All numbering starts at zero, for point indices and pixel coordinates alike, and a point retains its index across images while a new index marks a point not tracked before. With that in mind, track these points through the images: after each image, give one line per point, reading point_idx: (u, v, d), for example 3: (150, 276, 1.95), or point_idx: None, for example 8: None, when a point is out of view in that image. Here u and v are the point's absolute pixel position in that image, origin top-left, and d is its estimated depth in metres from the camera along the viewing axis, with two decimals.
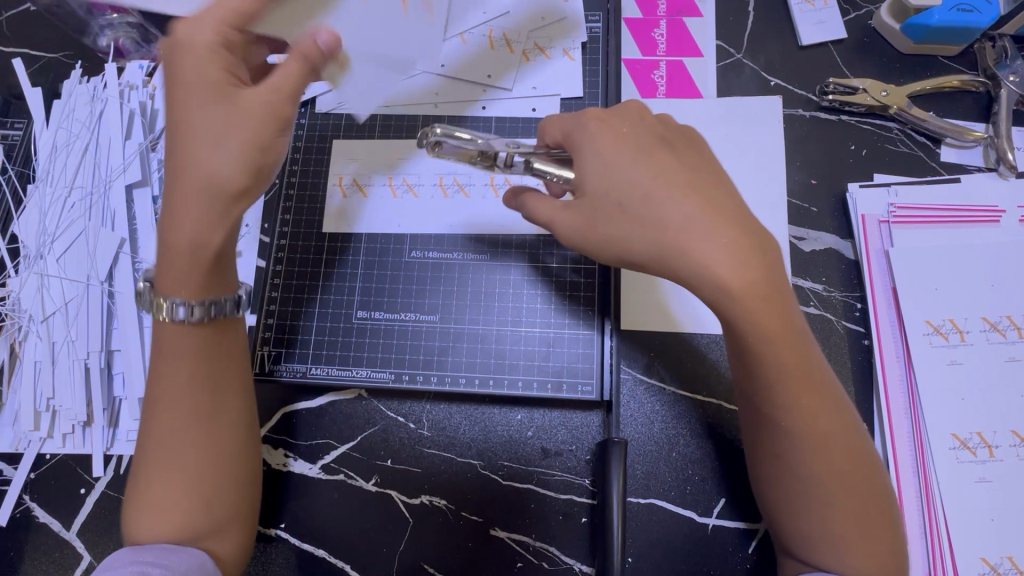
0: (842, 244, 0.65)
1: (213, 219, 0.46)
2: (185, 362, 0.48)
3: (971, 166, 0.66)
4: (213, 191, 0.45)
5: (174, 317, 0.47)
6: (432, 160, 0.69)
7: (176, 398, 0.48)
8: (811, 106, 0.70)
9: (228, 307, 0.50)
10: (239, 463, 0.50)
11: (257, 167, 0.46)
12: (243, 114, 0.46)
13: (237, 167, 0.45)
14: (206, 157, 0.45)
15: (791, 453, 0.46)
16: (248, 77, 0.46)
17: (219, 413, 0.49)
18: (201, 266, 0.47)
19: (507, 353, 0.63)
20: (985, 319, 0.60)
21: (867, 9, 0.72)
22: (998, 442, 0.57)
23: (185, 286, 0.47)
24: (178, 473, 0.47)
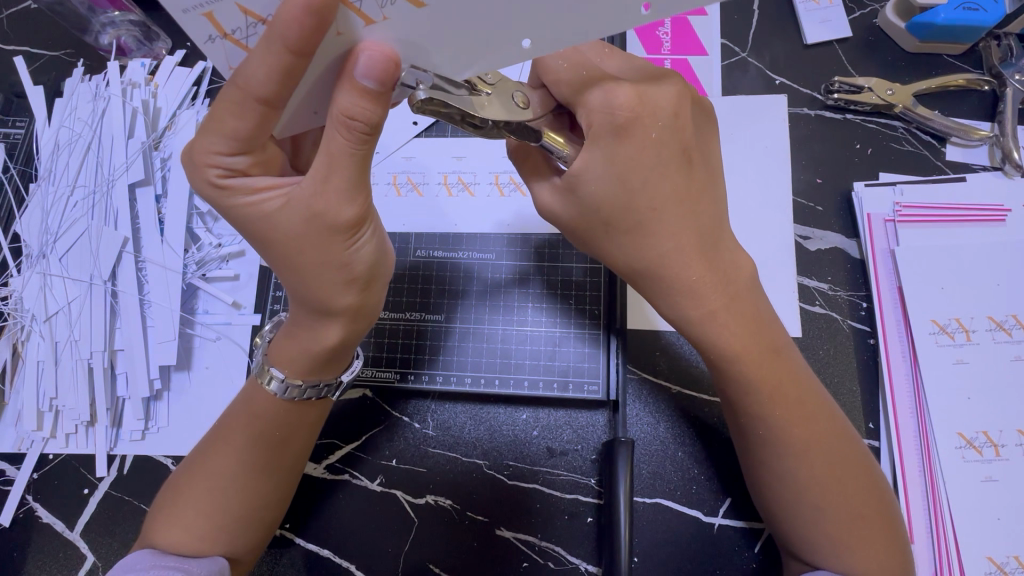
0: (847, 243, 0.65)
1: (320, 321, 0.47)
2: (247, 408, 0.51)
3: (976, 165, 0.66)
4: (324, 311, 0.46)
5: (272, 390, 0.50)
6: (435, 159, 0.70)
7: (233, 430, 0.51)
8: (816, 105, 0.69)
9: (327, 385, 0.52)
10: (269, 505, 0.52)
11: (364, 276, 0.44)
12: (321, 232, 0.41)
13: (335, 288, 0.44)
14: (317, 284, 0.43)
15: (780, 464, 0.49)
16: (335, 183, 0.39)
17: (267, 463, 0.51)
18: (314, 360, 0.49)
19: (513, 353, 0.63)
20: (991, 319, 0.60)
21: (872, 7, 0.72)
22: (1005, 441, 0.57)
23: (294, 368, 0.49)
24: (213, 498, 0.49)
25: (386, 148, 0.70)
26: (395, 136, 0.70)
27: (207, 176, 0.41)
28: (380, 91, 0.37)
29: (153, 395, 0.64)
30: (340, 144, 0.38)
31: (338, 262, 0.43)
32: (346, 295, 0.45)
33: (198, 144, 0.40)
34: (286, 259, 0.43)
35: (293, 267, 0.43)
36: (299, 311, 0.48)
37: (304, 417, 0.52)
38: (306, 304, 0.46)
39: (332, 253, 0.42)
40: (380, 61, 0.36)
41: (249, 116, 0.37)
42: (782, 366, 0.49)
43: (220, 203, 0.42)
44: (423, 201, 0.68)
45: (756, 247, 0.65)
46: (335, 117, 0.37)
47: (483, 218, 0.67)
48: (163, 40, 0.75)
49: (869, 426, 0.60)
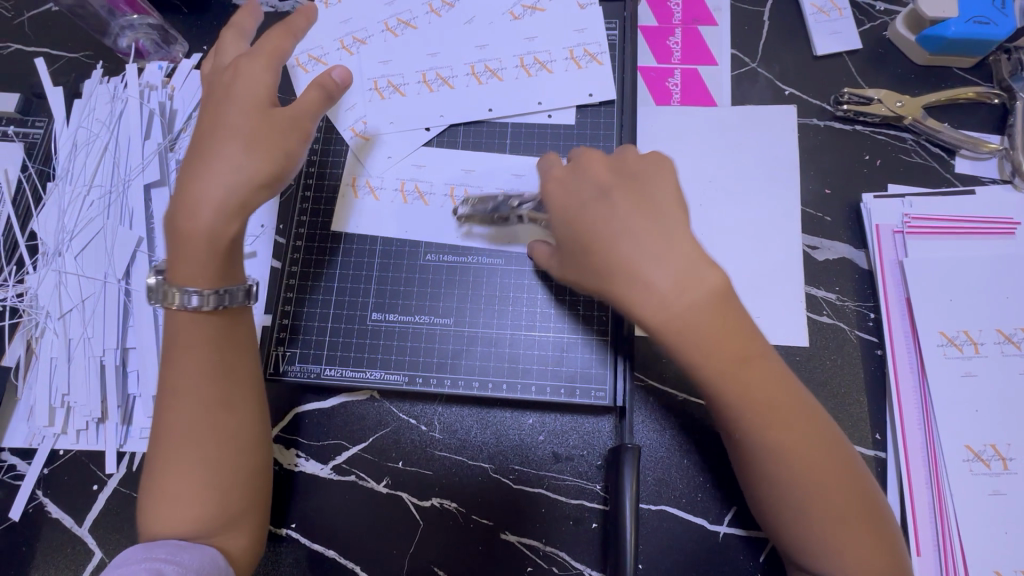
0: (855, 253, 0.65)
1: (213, 198, 0.49)
2: (184, 343, 0.51)
3: (985, 178, 0.66)
4: (222, 184, 0.50)
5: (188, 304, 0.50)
6: (443, 161, 0.70)
7: (180, 381, 0.50)
8: (826, 116, 0.70)
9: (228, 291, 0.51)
10: (248, 452, 0.52)
11: (272, 171, 0.51)
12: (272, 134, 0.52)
13: (242, 163, 0.50)
14: (228, 154, 0.50)
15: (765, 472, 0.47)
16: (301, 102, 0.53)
17: (227, 399, 0.51)
18: (210, 245, 0.50)
19: (520, 358, 0.63)
20: (999, 331, 0.60)
21: (883, 20, 0.72)
22: (1013, 454, 0.57)
23: (190, 260, 0.50)
24: (190, 457, 0.49)
25: (398, 152, 0.70)
26: (406, 140, 0.70)
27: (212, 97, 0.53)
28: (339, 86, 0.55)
29: None
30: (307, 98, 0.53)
31: (264, 143, 0.51)
32: (248, 172, 0.50)
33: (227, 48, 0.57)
34: (216, 133, 0.51)
35: (220, 141, 0.51)
36: (190, 189, 0.50)
37: (239, 336, 0.53)
38: (205, 181, 0.50)
39: (268, 138, 0.52)
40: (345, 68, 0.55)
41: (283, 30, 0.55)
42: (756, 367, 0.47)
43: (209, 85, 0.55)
44: (432, 204, 0.69)
45: (763, 255, 0.65)
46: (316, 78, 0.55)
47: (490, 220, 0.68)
48: (179, 44, 0.76)
49: (875, 436, 0.60)
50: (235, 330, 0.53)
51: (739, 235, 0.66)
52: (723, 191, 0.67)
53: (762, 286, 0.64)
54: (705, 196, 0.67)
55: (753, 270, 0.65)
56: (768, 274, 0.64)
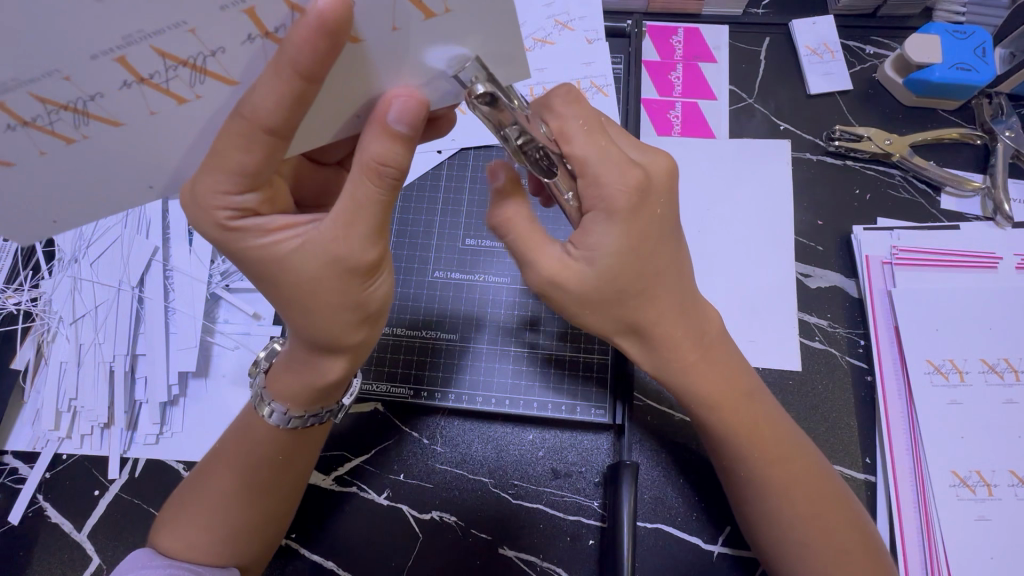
0: (846, 282, 0.68)
1: (323, 356, 0.48)
2: (253, 435, 0.52)
3: (969, 214, 0.70)
4: (330, 349, 0.47)
5: (272, 422, 0.51)
6: (454, 184, 0.73)
7: (232, 460, 0.52)
8: (818, 151, 0.73)
9: (328, 412, 0.53)
10: (272, 522, 0.53)
11: (375, 313, 0.47)
12: (339, 274, 0.43)
13: (348, 328, 0.46)
14: (326, 324, 0.45)
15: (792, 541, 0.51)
16: (357, 230, 0.42)
17: (272, 482, 0.52)
18: (313, 393, 0.50)
19: (523, 375, 0.65)
20: (983, 361, 0.62)
21: (872, 63, 0.76)
22: (997, 481, 0.59)
23: (294, 400, 0.50)
24: (216, 515, 0.51)
25: (409, 173, 0.73)
26: (416, 162, 0.73)
27: (217, 219, 0.42)
28: (407, 134, 0.40)
29: (170, 400, 0.66)
30: (367, 190, 0.41)
31: (352, 301, 0.45)
32: (356, 333, 0.47)
33: (204, 184, 0.41)
34: (295, 299, 0.45)
35: (302, 308, 0.45)
36: (299, 347, 0.49)
37: (311, 438, 0.54)
38: (306, 342, 0.47)
39: (346, 294, 0.44)
40: (412, 107, 0.40)
41: (257, 148, 0.39)
42: (759, 416, 0.53)
43: (230, 245, 0.44)
44: (440, 223, 0.71)
45: (758, 281, 0.68)
46: (366, 163, 0.41)
47: (496, 240, 0.70)
48: None
49: (865, 460, 0.62)
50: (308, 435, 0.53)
51: (736, 261, 0.69)
52: (720, 220, 0.70)
53: (757, 310, 0.67)
54: (704, 223, 0.70)
55: (751, 294, 0.67)
56: (763, 299, 0.67)
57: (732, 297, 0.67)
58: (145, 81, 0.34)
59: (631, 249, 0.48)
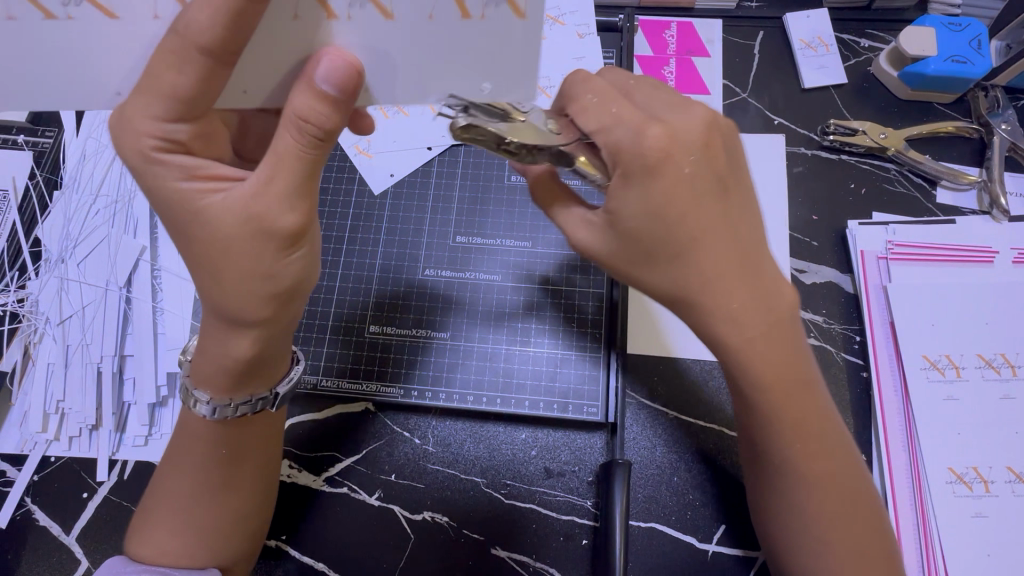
0: (842, 278, 0.67)
1: (236, 330, 0.45)
2: (192, 430, 0.51)
3: (966, 208, 0.69)
4: (239, 321, 0.44)
5: (200, 412, 0.49)
6: (445, 181, 0.72)
7: (180, 463, 0.51)
8: (813, 146, 0.73)
9: (262, 400, 0.51)
10: (245, 518, 0.53)
11: (287, 291, 0.44)
12: (252, 235, 0.41)
13: (256, 300, 0.43)
14: (234, 289, 0.43)
15: (792, 539, 0.50)
16: (278, 186, 0.40)
17: (229, 478, 0.51)
18: (235, 374, 0.47)
19: (514, 373, 0.64)
20: (980, 356, 0.62)
21: (867, 56, 0.76)
22: (994, 477, 0.58)
23: (217, 385, 0.48)
24: (180, 517, 0.50)
25: (399, 170, 0.72)
26: (406, 160, 0.73)
27: (143, 146, 0.40)
28: (337, 97, 0.40)
29: (158, 401, 0.66)
30: (289, 144, 0.40)
31: (263, 270, 0.42)
32: (264, 309, 0.44)
33: (135, 107, 0.39)
34: (206, 258, 0.42)
35: (213, 271, 0.42)
36: (213, 321, 0.46)
37: (254, 430, 0.52)
38: (220, 312, 0.45)
39: (259, 262, 0.42)
40: (343, 70, 0.39)
41: (190, 71, 0.38)
42: (807, 402, 0.48)
43: (151, 180, 0.41)
44: (431, 221, 0.71)
45: None
46: (290, 120, 0.40)
47: (487, 238, 0.70)
48: None
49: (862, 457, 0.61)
50: (254, 425, 0.52)
51: None
52: None
53: None
54: None
55: None
56: None
57: None
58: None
59: (652, 215, 0.44)
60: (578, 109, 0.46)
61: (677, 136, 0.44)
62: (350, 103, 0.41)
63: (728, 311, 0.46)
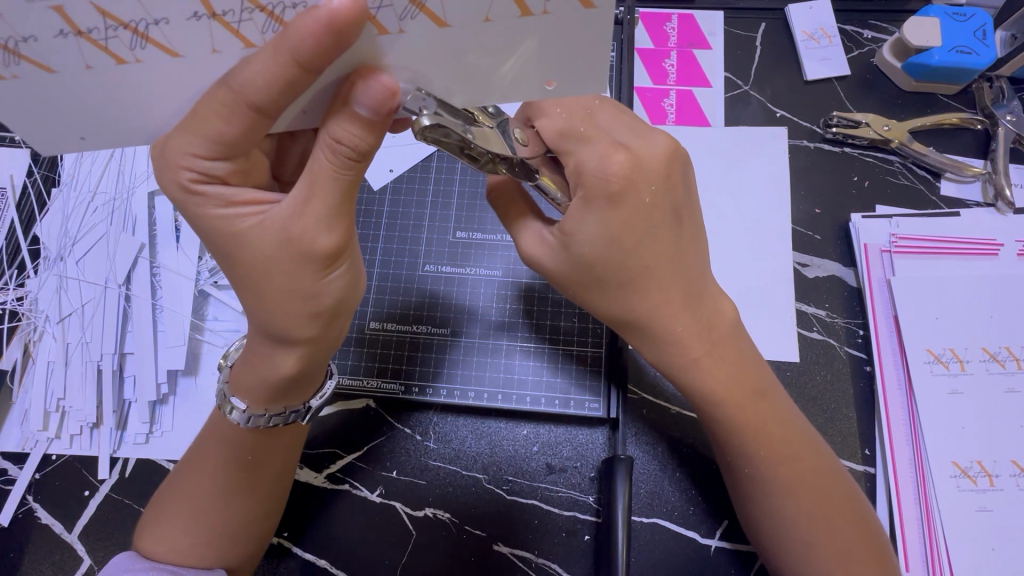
0: (845, 271, 0.67)
1: (277, 351, 0.45)
2: (220, 435, 0.51)
3: (970, 201, 0.68)
4: (283, 341, 0.44)
5: (232, 419, 0.48)
6: (444, 176, 0.72)
7: (203, 465, 0.51)
8: (816, 138, 0.72)
9: (294, 412, 0.50)
10: (255, 522, 0.53)
11: (331, 309, 0.43)
12: (293, 257, 0.40)
13: (300, 320, 0.43)
14: (278, 313, 0.42)
15: (785, 541, 0.50)
16: (315, 209, 0.39)
17: (248, 484, 0.51)
18: (269, 390, 0.47)
19: (516, 369, 0.64)
20: (984, 349, 0.61)
21: (870, 47, 0.75)
22: (998, 471, 0.58)
23: (253, 397, 0.48)
24: (192, 519, 0.50)
25: (398, 165, 0.72)
26: (406, 155, 0.72)
27: (180, 179, 0.39)
28: (376, 121, 0.36)
29: (159, 399, 0.65)
30: (325, 165, 0.38)
31: (305, 291, 0.41)
32: (308, 328, 0.43)
33: (174, 143, 0.38)
34: (249, 282, 0.42)
35: (256, 294, 0.42)
36: (257, 339, 0.46)
37: (282, 440, 0.52)
38: (263, 333, 0.44)
39: (302, 284, 0.41)
40: (380, 92, 0.35)
41: (239, 122, 0.36)
42: (766, 410, 0.52)
43: (190, 209, 0.41)
44: (430, 216, 0.70)
45: (755, 272, 0.66)
46: (323, 141, 0.38)
47: (488, 234, 0.69)
48: None
49: (865, 451, 0.61)
50: (282, 437, 0.52)
51: (732, 252, 0.67)
52: (716, 210, 0.69)
53: (754, 300, 0.65)
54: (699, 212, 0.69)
55: (747, 285, 0.66)
56: (760, 289, 0.66)
57: (728, 288, 0.66)
58: (139, 34, 0.31)
59: (608, 240, 0.47)
60: (543, 123, 0.48)
61: (641, 167, 0.47)
62: (385, 124, 0.37)
63: (674, 331, 0.51)
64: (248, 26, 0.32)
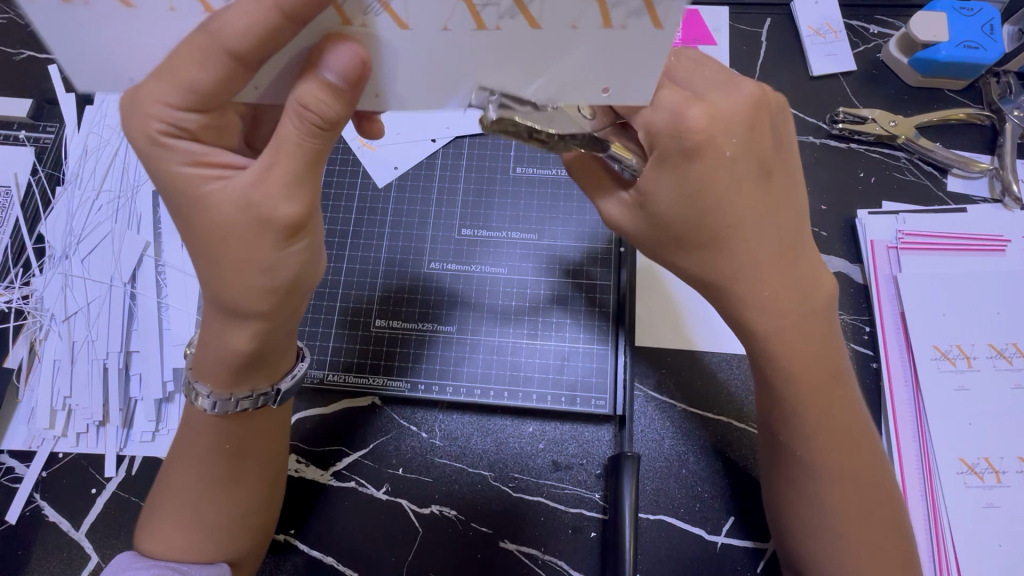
0: (851, 268, 0.67)
1: (234, 325, 0.44)
2: (197, 426, 0.50)
3: (977, 197, 0.68)
4: (239, 314, 0.43)
5: (200, 406, 0.48)
6: (448, 173, 0.71)
7: (187, 459, 0.50)
8: (821, 134, 0.72)
9: (263, 394, 0.49)
10: (252, 513, 0.53)
11: (287, 285, 0.42)
12: (251, 224, 0.39)
13: (253, 291, 0.41)
14: (233, 283, 0.41)
15: (812, 531, 0.50)
16: (278, 174, 0.38)
17: (235, 475, 0.51)
18: (234, 368, 0.46)
19: (521, 367, 0.64)
20: (991, 346, 0.61)
21: (876, 42, 0.74)
22: (1005, 467, 0.58)
23: (215, 378, 0.47)
24: (187, 514, 0.50)
25: (404, 163, 0.72)
26: (410, 152, 0.72)
27: (148, 128, 0.38)
28: (344, 89, 0.37)
29: (165, 397, 0.66)
30: (291, 131, 0.38)
31: (261, 261, 0.40)
32: (263, 302, 0.42)
33: (148, 92, 0.37)
34: (208, 249, 0.40)
35: (212, 260, 0.41)
36: (214, 314, 0.44)
37: (256, 429, 0.51)
38: (219, 306, 0.43)
39: (258, 252, 0.40)
40: (353, 60, 0.36)
41: (214, 68, 0.36)
42: (827, 378, 0.49)
43: (155, 161, 0.39)
44: (435, 213, 0.70)
45: None
46: (291, 107, 0.37)
47: (493, 231, 0.69)
48: None
49: None
50: (257, 424, 0.51)
51: None
52: None
53: None
54: None
55: None
56: None
57: None
58: None
59: (683, 199, 0.44)
60: None
61: (721, 118, 0.44)
62: (355, 95, 0.38)
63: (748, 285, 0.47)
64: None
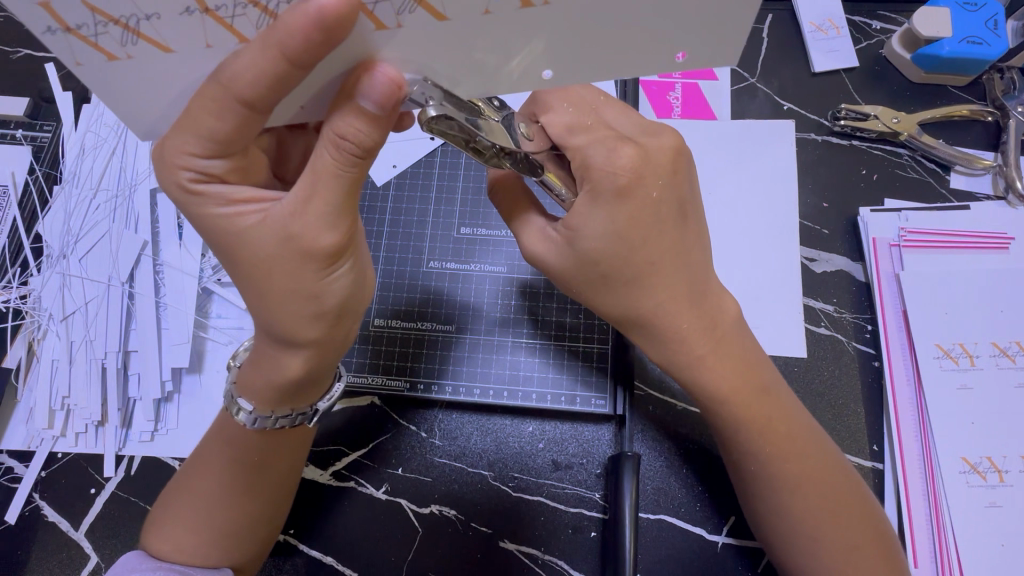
0: (853, 266, 0.66)
1: (285, 353, 0.45)
2: (226, 435, 0.51)
3: (980, 194, 0.68)
4: (290, 342, 0.44)
5: (241, 420, 0.49)
6: (447, 172, 0.71)
7: (209, 464, 0.51)
8: (823, 131, 0.71)
9: (301, 414, 0.50)
10: (262, 520, 0.52)
11: (335, 311, 0.43)
12: (295, 256, 0.39)
13: (303, 321, 0.42)
14: (282, 314, 0.42)
15: (797, 538, 0.50)
16: (317, 206, 0.38)
17: (252, 484, 0.51)
18: (277, 392, 0.47)
19: (521, 366, 0.64)
20: (994, 344, 0.61)
21: (879, 38, 0.74)
22: (1008, 467, 0.57)
23: (260, 398, 0.48)
24: (197, 516, 0.50)
25: (402, 162, 0.71)
26: (409, 151, 0.72)
27: (178, 179, 0.39)
28: (379, 115, 0.36)
29: (164, 396, 0.65)
30: (328, 162, 0.37)
31: (310, 292, 0.41)
32: (311, 329, 0.43)
33: (172, 143, 0.37)
34: (253, 282, 0.41)
35: (259, 293, 0.41)
36: (264, 342, 0.45)
37: (283, 444, 0.51)
38: (269, 335, 0.44)
39: (307, 284, 0.40)
40: (388, 88, 0.35)
41: (228, 118, 0.35)
42: (770, 405, 0.51)
43: (191, 207, 0.40)
44: (433, 213, 0.70)
45: (763, 267, 0.66)
46: (327, 137, 0.37)
47: (492, 230, 0.69)
48: None
49: (873, 447, 0.60)
50: (279, 441, 0.51)
51: (740, 247, 0.66)
52: (723, 204, 0.68)
53: (761, 295, 0.65)
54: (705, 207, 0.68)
55: (755, 281, 0.65)
56: (768, 285, 0.65)
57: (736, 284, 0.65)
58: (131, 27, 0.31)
59: (615, 235, 0.47)
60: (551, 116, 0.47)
61: (649, 160, 0.47)
62: (391, 118, 0.37)
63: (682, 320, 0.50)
64: (242, 21, 0.32)
